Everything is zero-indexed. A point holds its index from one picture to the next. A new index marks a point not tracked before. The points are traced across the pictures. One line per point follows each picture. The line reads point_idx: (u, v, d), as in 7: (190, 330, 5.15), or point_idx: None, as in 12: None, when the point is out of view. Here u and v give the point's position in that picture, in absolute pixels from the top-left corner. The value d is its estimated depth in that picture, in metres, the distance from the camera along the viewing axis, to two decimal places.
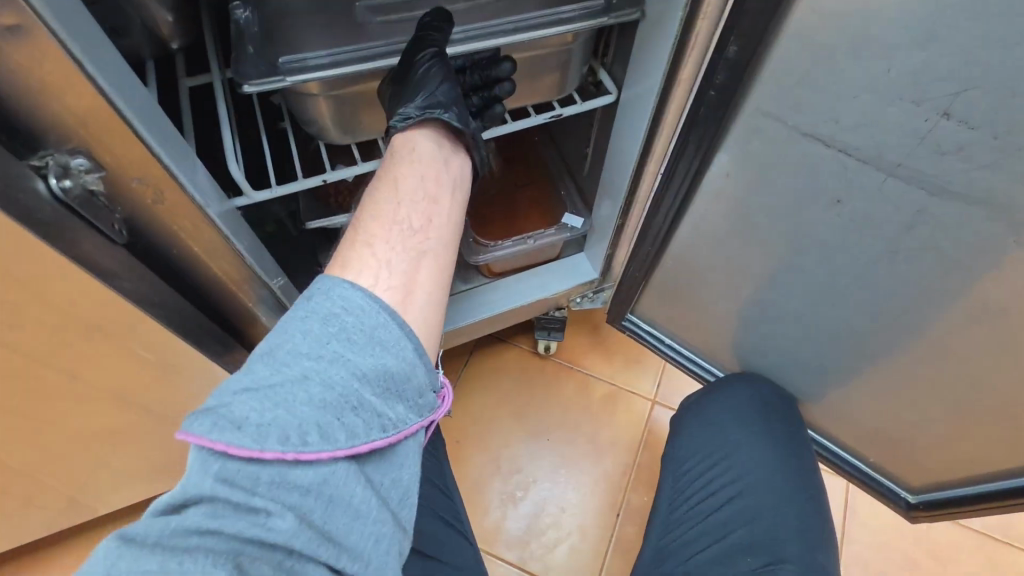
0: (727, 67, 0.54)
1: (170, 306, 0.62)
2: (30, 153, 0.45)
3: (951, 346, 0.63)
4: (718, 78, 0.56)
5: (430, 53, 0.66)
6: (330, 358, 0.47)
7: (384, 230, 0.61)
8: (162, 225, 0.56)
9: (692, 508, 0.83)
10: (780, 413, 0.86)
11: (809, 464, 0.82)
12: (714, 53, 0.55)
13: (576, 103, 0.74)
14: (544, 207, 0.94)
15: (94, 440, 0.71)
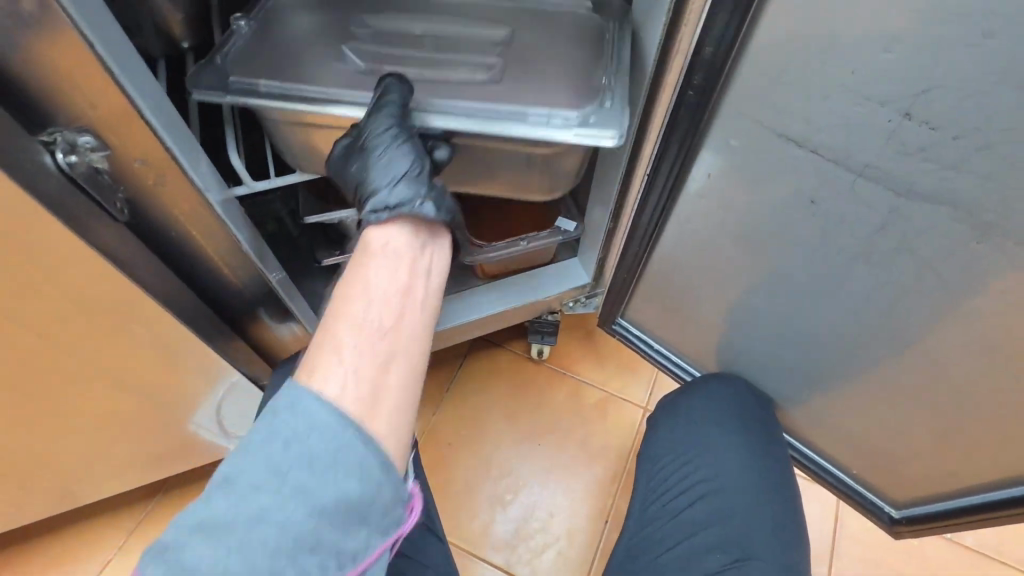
0: (703, 68, 0.50)
1: (176, 296, 0.56)
2: (37, 130, 0.39)
3: (932, 357, 0.58)
4: (696, 79, 0.52)
5: (388, 121, 0.54)
6: (287, 494, 0.40)
7: (350, 332, 0.48)
8: (164, 211, 0.50)
9: (664, 505, 0.76)
10: (755, 414, 0.80)
11: (782, 463, 0.77)
12: (690, 57, 0.50)
13: None
14: (537, 213, 0.93)
15: (68, 446, 0.68)
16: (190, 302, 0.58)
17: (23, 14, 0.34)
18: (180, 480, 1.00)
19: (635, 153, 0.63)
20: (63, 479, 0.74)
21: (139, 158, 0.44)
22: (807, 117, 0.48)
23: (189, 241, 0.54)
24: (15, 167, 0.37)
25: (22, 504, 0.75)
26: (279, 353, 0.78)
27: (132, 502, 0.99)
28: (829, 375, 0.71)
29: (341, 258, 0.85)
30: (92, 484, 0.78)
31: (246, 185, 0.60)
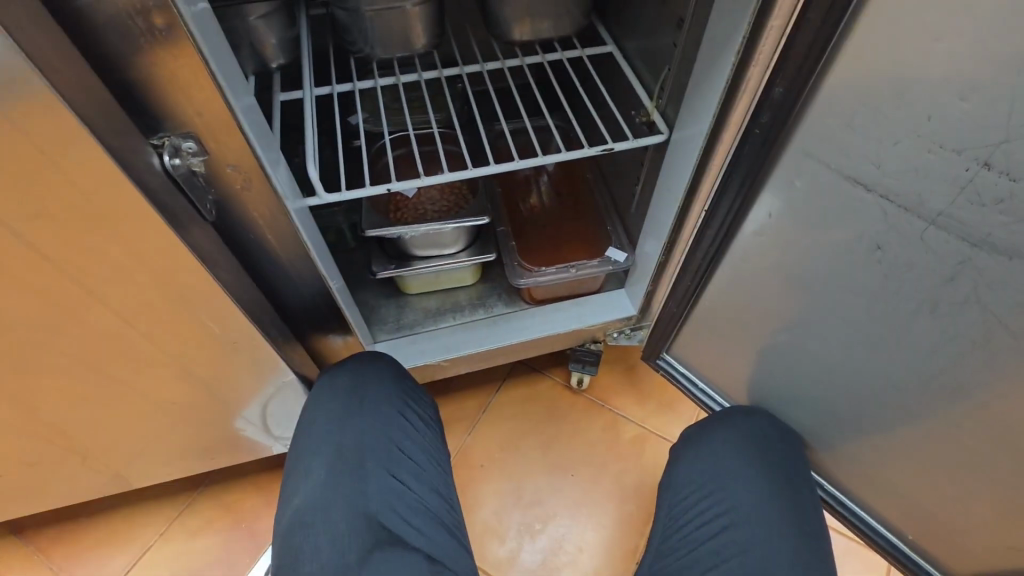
0: (771, 107, 0.52)
1: (249, 300, 0.59)
2: (151, 134, 0.44)
3: (1001, 423, 0.55)
4: (763, 118, 0.53)
5: None
6: None
7: None
8: (245, 215, 0.53)
9: (686, 536, 0.71)
10: (779, 444, 0.76)
11: (801, 482, 0.72)
12: (759, 95, 0.53)
13: (629, 139, 0.70)
14: (591, 240, 0.95)
15: (136, 429, 0.72)
16: (258, 302, 0.61)
17: (155, 31, 0.38)
18: (222, 475, 1.04)
19: (693, 189, 0.66)
20: (120, 458, 0.78)
21: (232, 164, 0.48)
22: (876, 161, 0.48)
23: (265, 245, 0.58)
24: (126, 162, 0.42)
25: (84, 479, 0.80)
26: (327, 357, 0.81)
27: (178, 490, 1.02)
28: (883, 429, 0.68)
29: (394, 271, 0.89)
30: (148, 467, 0.83)
31: (318, 197, 0.63)
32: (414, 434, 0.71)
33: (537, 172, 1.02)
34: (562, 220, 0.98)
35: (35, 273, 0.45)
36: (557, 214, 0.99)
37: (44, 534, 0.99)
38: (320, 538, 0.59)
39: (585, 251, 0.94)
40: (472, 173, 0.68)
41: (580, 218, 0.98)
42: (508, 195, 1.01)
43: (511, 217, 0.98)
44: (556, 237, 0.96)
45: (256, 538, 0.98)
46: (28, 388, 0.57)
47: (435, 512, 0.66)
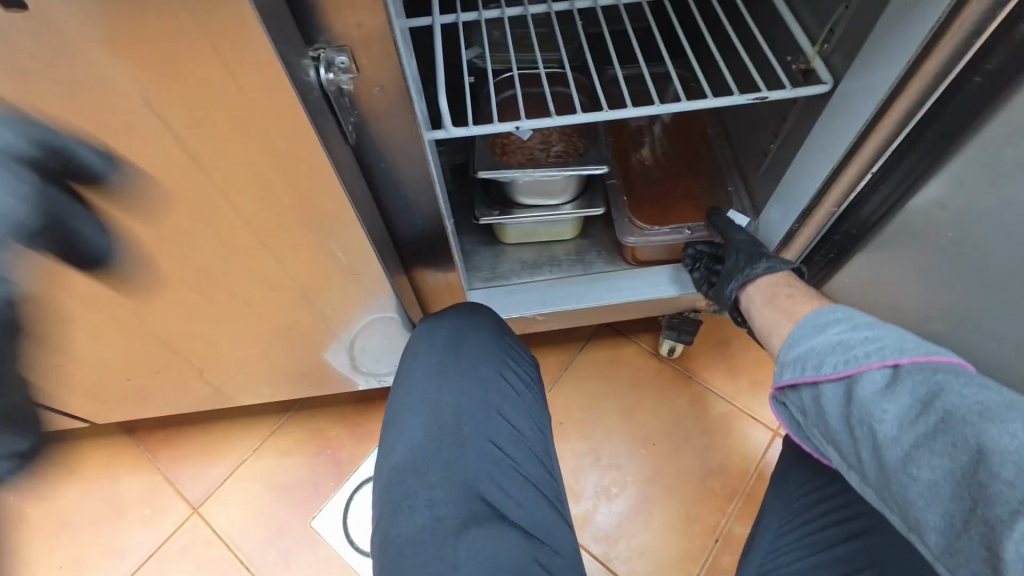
0: (1011, 47, 0.45)
1: (373, 232, 0.58)
2: (308, 45, 0.41)
3: None
4: (993, 61, 0.47)
5: None
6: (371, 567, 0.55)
7: None
8: (380, 140, 0.51)
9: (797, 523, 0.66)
10: None
11: None
12: (995, 34, 0.46)
13: (784, 89, 0.60)
14: (705, 201, 0.88)
15: (247, 348, 0.74)
16: (379, 235, 0.60)
17: None
18: (312, 402, 1.08)
19: (853, 150, 0.59)
20: (229, 374, 0.82)
21: (379, 85, 0.46)
22: None
23: (393, 175, 0.56)
24: (290, 71, 0.39)
25: (195, 390, 0.85)
26: (427, 297, 0.80)
27: (271, 412, 1.08)
28: None
29: (498, 217, 0.86)
30: (250, 386, 0.86)
31: (445, 129, 0.59)
32: (513, 399, 0.67)
33: (652, 122, 0.95)
34: (676, 177, 0.91)
35: (190, 177, 0.45)
36: (671, 170, 0.92)
37: (152, 436, 1.07)
38: (418, 498, 0.59)
39: (699, 213, 0.88)
40: (605, 116, 0.61)
41: (695, 176, 0.91)
42: (619, 146, 0.95)
43: (621, 169, 0.92)
44: (668, 194, 0.90)
45: (340, 465, 1.02)
46: (164, 297, 0.59)
47: (533, 480, 0.63)
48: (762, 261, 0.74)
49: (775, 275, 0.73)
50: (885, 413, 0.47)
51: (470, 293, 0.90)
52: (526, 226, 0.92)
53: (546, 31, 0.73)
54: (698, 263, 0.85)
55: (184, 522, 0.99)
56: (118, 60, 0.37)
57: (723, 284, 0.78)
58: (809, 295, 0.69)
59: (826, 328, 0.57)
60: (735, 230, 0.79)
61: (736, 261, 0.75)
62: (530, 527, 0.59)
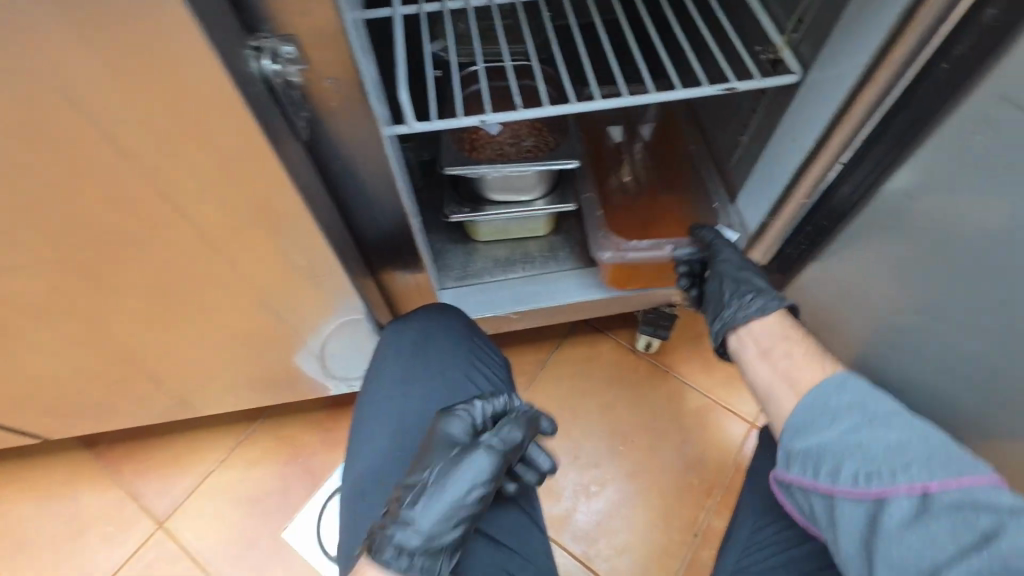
0: (975, 34, 0.44)
1: (334, 233, 0.56)
2: (249, 35, 0.39)
3: None
4: (958, 49, 0.46)
5: None
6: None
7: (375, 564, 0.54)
8: (337, 135, 0.49)
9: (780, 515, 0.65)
10: None
11: None
12: (961, 21, 0.45)
13: (753, 79, 0.60)
14: (686, 218, 0.86)
15: (208, 357, 0.71)
16: (340, 236, 0.58)
17: None
18: (283, 408, 1.05)
19: (823, 139, 0.59)
20: (191, 385, 0.78)
21: (330, 78, 0.43)
22: None
23: (353, 172, 0.53)
24: (230, 63, 0.37)
25: (154, 402, 0.81)
26: (396, 297, 0.78)
27: (238, 420, 1.04)
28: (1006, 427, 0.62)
29: (468, 214, 0.84)
30: (214, 395, 0.83)
31: (407, 124, 0.57)
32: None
33: (629, 134, 0.92)
34: (656, 192, 0.88)
35: (130, 181, 0.42)
36: (651, 185, 0.89)
37: (114, 449, 1.02)
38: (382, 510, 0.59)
39: (681, 230, 0.85)
40: (570, 108, 0.59)
41: (676, 191, 0.87)
42: (595, 157, 0.91)
43: (597, 182, 0.88)
44: (648, 210, 0.87)
45: (312, 473, 0.99)
46: (112, 306, 0.55)
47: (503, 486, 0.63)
48: (755, 298, 0.71)
49: (768, 315, 0.70)
50: (917, 548, 0.48)
51: (441, 293, 0.88)
52: (498, 223, 0.90)
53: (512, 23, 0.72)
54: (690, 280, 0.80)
55: (149, 539, 0.95)
56: (42, 54, 0.34)
57: (710, 312, 0.76)
58: (804, 344, 0.68)
59: (841, 419, 0.57)
60: (726, 252, 0.75)
61: (725, 294, 0.73)
62: (499, 535, 0.60)
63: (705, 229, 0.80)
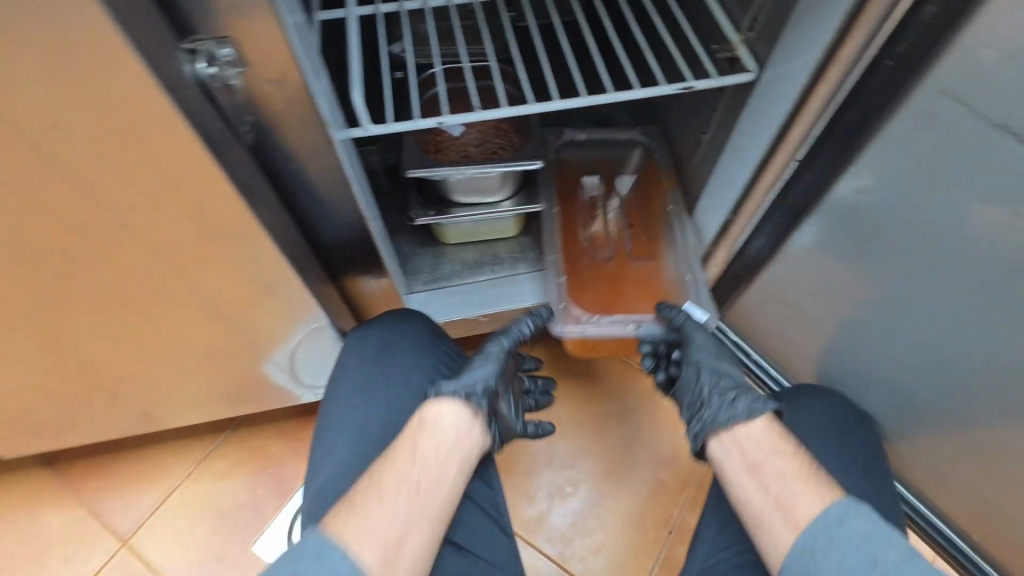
0: (916, 31, 0.44)
1: (288, 240, 0.54)
2: (183, 37, 0.37)
3: None
4: (901, 46, 0.46)
5: None
6: None
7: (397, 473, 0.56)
8: (285, 139, 0.47)
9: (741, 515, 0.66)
10: (856, 441, 0.71)
11: (878, 478, 0.69)
12: (902, 20, 0.45)
13: (709, 78, 0.60)
14: (654, 290, 0.87)
15: (164, 369, 0.69)
16: (295, 242, 0.56)
17: None
18: (251, 418, 1.02)
19: (781, 136, 0.59)
20: (150, 398, 0.75)
21: (273, 80, 0.42)
22: None
23: (306, 177, 0.52)
24: (161, 68, 0.35)
25: (111, 418, 0.78)
26: (360, 303, 0.77)
27: (204, 433, 1.01)
28: (964, 413, 0.64)
29: (434, 218, 0.82)
30: (175, 408, 0.80)
31: (362, 127, 0.56)
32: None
33: (605, 192, 0.92)
34: (627, 257, 0.89)
35: (62, 190, 0.40)
36: (622, 250, 0.90)
37: (74, 466, 0.99)
38: None
39: (648, 303, 0.86)
40: (529, 109, 0.59)
41: (646, 258, 0.89)
42: (567, 215, 0.92)
43: (567, 246, 0.89)
44: (617, 279, 0.88)
45: (282, 483, 0.97)
46: (54, 319, 0.53)
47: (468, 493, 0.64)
48: (738, 398, 0.68)
49: (755, 419, 0.66)
50: None
51: (409, 297, 0.87)
52: (465, 225, 0.88)
53: (471, 24, 0.71)
54: (653, 359, 0.83)
55: (113, 557, 0.92)
56: None
57: (684, 405, 0.74)
58: (796, 457, 0.61)
59: (844, 568, 0.51)
60: (698, 340, 0.75)
61: (703, 388, 0.72)
62: (463, 542, 0.60)
63: (668, 308, 0.80)
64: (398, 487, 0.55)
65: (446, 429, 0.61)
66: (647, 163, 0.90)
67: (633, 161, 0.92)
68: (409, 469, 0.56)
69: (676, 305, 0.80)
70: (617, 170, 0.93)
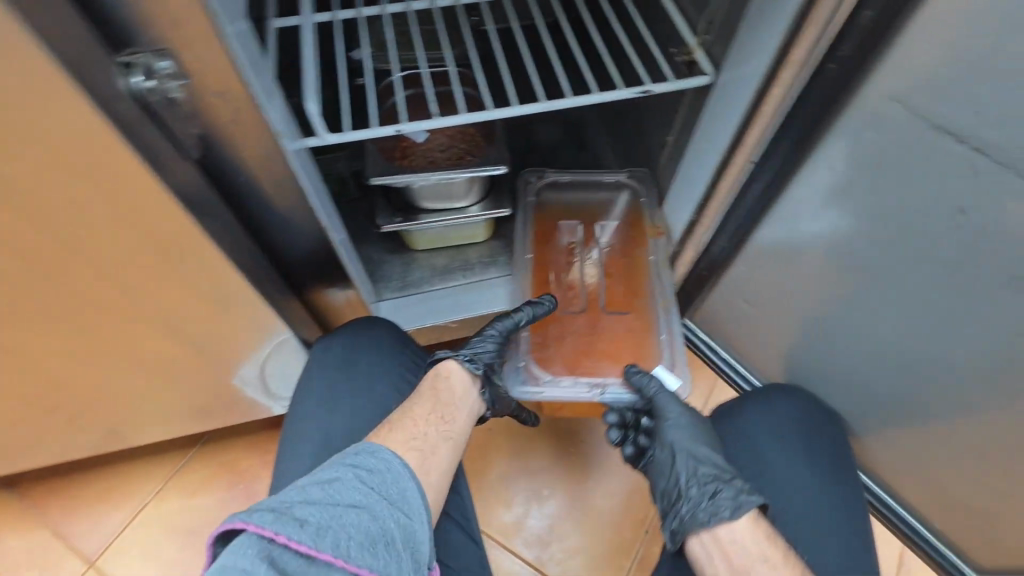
0: (857, 35, 0.45)
1: (243, 253, 0.53)
2: (118, 50, 0.36)
3: None
4: (843, 50, 0.47)
5: None
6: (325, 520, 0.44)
7: (426, 410, 0.63)
8: (235, 151, 0.46)
9: None
10: (820, 434, 0.73)
11: (843, 469, 0.70)
12: (842, 25, 0.45)
13: (667, 82, 0.60)
14: (623, 349, 0.83)
15: (124, 387, 0.67)
16: (252, 255, 0.55)
17: None
18: (221, 432, 1.00)
19: (737, 139, 0.59)
20: (109, 416, 0.73)
21: (218, 92, 0.41)
22: (976, 106, 0.42)
23: (259, 189, 0.51)
24: (93, 81, 0.34)
25: (72, 438, 0.76)
26: (327, 314, 0.76)
27: (173, 449, 0.99)
28: (923, 406, 0.66)
29: (401, 224, 0.82)
30: (139, 426, 0.78)
31: (319, 136, 0.55)
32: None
33: (585, 240, 0.90)
34: (600, 310, 0.86)
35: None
36: (595, 303, 0.86)
37: (37, 488, 0.96)
38: None
39: (615, 364, 0.82)
40: (490, 115, 0.59)
41: (619, 313, 0.85)
42: (542, 261, 0.90)
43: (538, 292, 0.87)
44: (589, 334, 0.84)
45: (255, 497, 0.96)
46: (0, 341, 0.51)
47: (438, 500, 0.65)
48: (720, 488, 0.65)
49: (739, 514, 0.62)
50: None
51: (378, 306, 0.86)
52: (434, 231, 0.87)
53: (431, 29, 0.71)
54: (621, 431, 0.79)
55: None
56: None
57: (660, 490, 0.71)
58: (787, 562, 0.58)
59: None
60: (672, 417, 0.72)
61: (681, 476, 0.68)
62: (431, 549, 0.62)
63: (638, 374, 0.78)
64: (427, 421, 0.61)
65: (456, 382, 0.69)
66: (633, 209, 0.89)
67: (618, 207, 0.90)
68: (431, 405, 0.64)
69: (646, 371, 0.77)
70: (600, 216, 0.91)
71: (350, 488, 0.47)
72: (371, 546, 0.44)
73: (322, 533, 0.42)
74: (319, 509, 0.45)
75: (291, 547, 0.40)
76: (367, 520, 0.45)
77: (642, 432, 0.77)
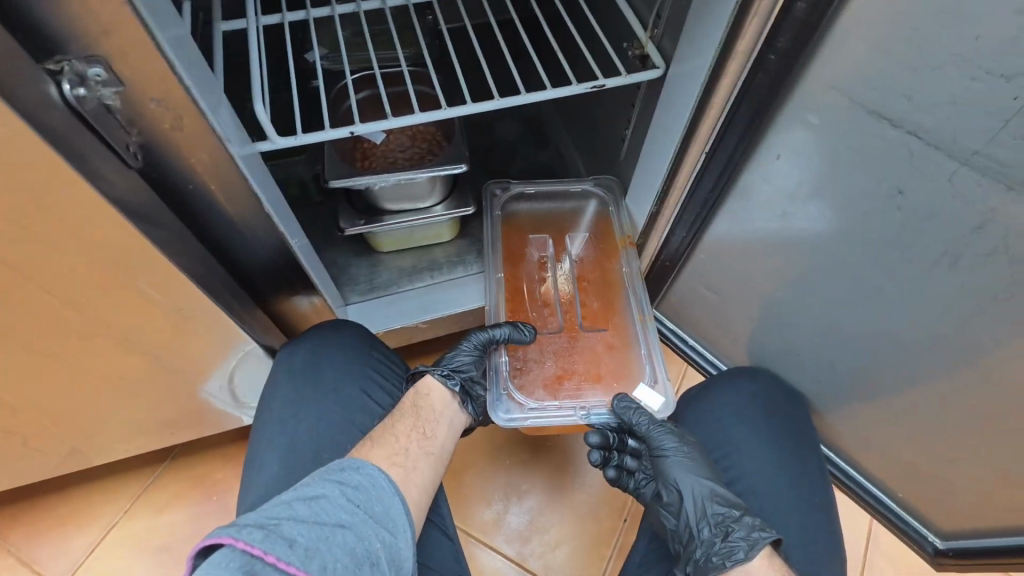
0: (792, 27, 0.46)
1: (194, 261, 0.52)
2: (45, 58, 0.35)
3: (1000, 372, 0.54)
4: (781, 41, 0.48)
5: None
6: (318, 537, 0.43)
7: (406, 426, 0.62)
8: (179, 159, 0.45)
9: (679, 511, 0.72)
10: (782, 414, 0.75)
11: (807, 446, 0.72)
12: (775, 17, 0.46)
13: (620, 76, 0.61)
14: (604, 368, 0.78)
15: (83, 405, 0.65)
16: (205, 262, 0.54)
17: None
18: (193, 445, 0.98)
19: (691, 132, 0.60)
20: (67, 436, 0.71)
21: (154, 99, 0.40)
22: (907, 91, 0.43)
23: (210, 198, 0.50)
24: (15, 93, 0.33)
25: (30, 461, 0.74)
26: (293, 322, 0.75)
27: (144, 465, 0.97)
28: (881, 383, 0.68)
29: (364, 227, 0.81)
30: (101, 444, 0.76)
31: (270, 141, 0.54)
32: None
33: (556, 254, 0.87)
34: (577, 329, 0.81)
35: None
36: (572, 321, 0.82)
37: (3, 511, 0.93)
38: None
39: (599, 385, 0.77)
40: (444, 114, 0.59)
41: (597, 329, 0.81)
42: (513, 279, 0.85)
43: (512, 312, 0.82)
44: (567, 351, 0.79)
45: (230, 509, 0.94)
46: None
47: None
48: (732, 528, 0.61)
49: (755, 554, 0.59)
50: None
51: (346, 310, 0.85)
52: (399, 232, 0.87)
53: (384, 29, 0.70)
54: (603, 454, 0.74)
55: None
56: None
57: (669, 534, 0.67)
58: None
59: None
60: (672, 455, 0.68)
61: (691, 518, 0.65)
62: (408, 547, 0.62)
63: (628, 407, 0.72)
64: (407, 438, 0.61)
65: (436, 399, 0.69)
66: (601, 217, 0.87)
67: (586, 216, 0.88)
68: (412, 421, 0.64)
69: (636, 401, 0.72)
70: (568, 228, 0.89)
71: (337, 507, 0.47)
72: (356, 568, 0.43)
73: (310, 555, 0.41)
74: (308, 529, 0.43)
75: (278, 568, 0.39)
76: (354, 541, 0.45)
77: (630, 454, 0.74)
